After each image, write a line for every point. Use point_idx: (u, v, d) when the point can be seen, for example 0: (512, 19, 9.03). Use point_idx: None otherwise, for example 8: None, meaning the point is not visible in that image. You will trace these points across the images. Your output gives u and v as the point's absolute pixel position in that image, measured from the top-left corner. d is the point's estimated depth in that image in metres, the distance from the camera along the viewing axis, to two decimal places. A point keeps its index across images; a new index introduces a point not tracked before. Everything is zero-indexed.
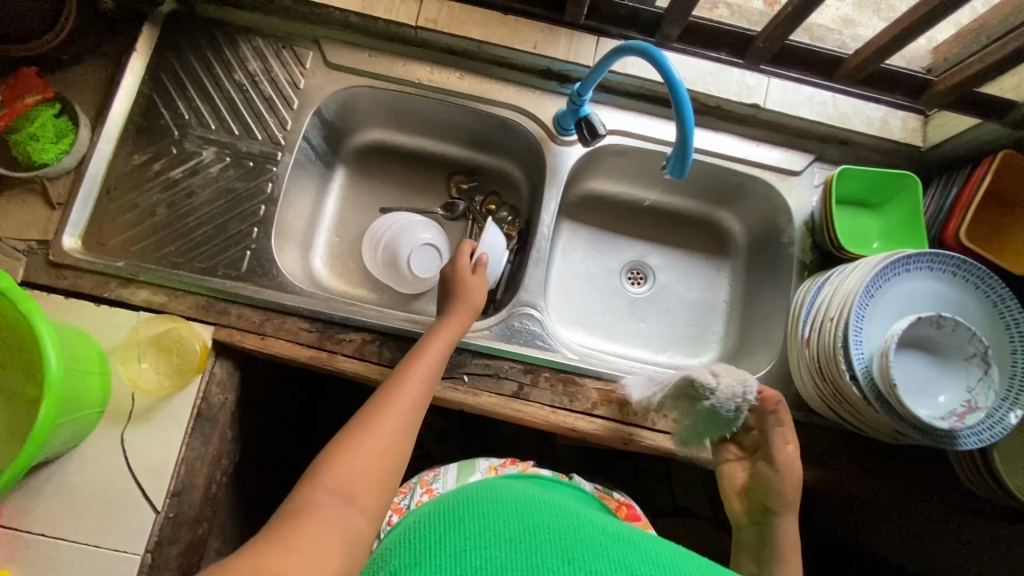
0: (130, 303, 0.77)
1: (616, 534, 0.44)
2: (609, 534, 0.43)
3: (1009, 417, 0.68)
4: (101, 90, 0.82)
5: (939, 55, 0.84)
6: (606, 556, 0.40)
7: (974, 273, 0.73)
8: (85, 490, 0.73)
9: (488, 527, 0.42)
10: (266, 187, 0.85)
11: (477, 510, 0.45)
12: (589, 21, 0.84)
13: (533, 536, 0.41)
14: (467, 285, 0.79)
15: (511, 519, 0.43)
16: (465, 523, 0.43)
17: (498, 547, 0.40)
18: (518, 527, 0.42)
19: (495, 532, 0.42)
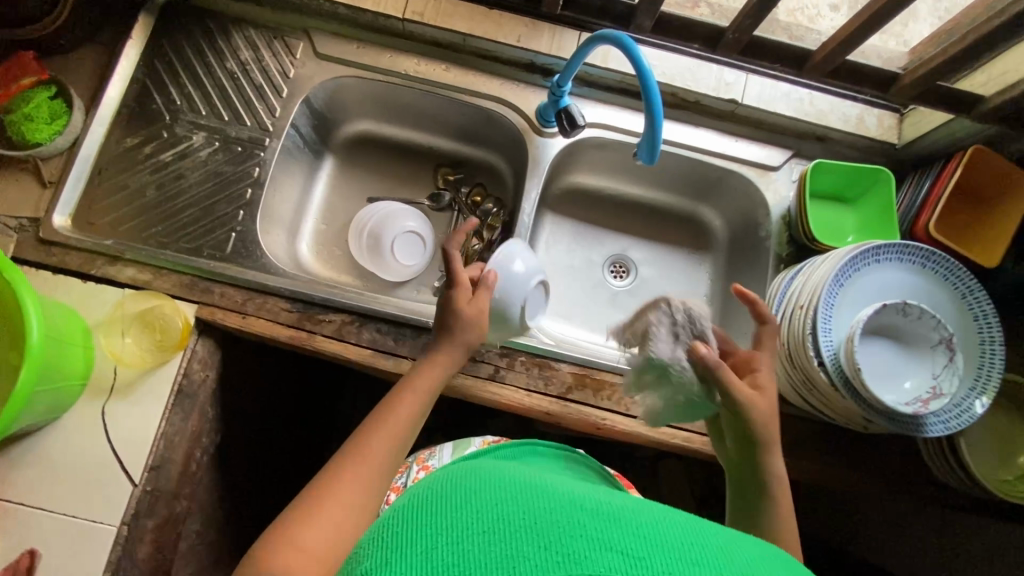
0: (116, 281, 0.79)
1: (614, 510, 0.36)
2: (605, 510, 0.36)
3: (973, 405, 0.70)
4: (97, 75, 0.85)
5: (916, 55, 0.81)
6: (604, 543, 0.32)
7: (944, 264, 0.74)
8: (65, 462, 0.74)
9: (465, 520, 0.35)
10: (253, 171, 0.87)
11: (455, 497, 0.38)
12: (567, 12, 0.86)
13: (518, 525, 0.34)
14: (462, 312, 0.65)
15: (492, 506, 0.36)
16: (438, 515, 0.36)
17: (475, 544, 0.33)
18: (501, 515, 0.35)
19: (472, 526, 0.34)
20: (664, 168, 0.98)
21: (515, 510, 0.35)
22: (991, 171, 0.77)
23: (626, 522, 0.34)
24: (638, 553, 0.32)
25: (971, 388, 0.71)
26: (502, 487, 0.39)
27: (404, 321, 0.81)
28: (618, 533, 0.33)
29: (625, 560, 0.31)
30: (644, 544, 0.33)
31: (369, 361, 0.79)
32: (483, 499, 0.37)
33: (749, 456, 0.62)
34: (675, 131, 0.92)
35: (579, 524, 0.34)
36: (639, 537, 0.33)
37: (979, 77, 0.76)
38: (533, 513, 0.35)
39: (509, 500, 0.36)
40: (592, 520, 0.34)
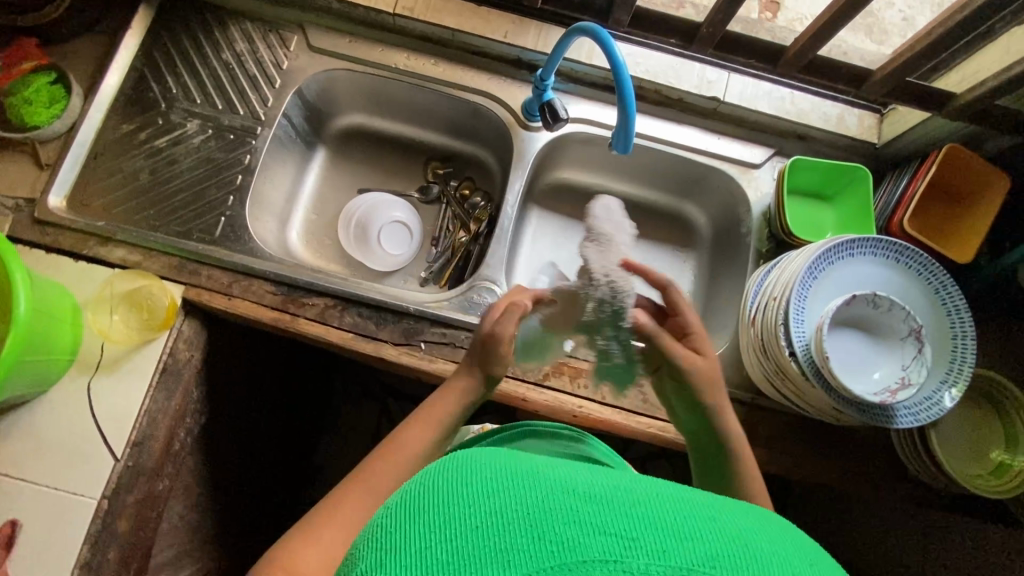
0: (106, 261, 0.81)
1: (610, 486, 0.30)
2: (599, 486, 0.30)
3: (942, 399, 0.71)
4: (96, 63, 0.88)
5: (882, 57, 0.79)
6: (596, 526, 0.27)
7: (917, 259, 0.75)
8: (50, 435, 0.76)
9: (444, 509, 0.29)
10: (244, 158, 0.89)
11: (436, 482, 0.32)
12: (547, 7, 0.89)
13: (502, 509, 0.28)
14: (486, 337, 0.69)
15: (475, 492, 0.30)
16: (415, 507, 0.30)
17: (457, 537, 0.27)
18: (484, 500, 0.29)
19: (452, 519, 0.28)
20: (649, 164, 0.99)
21: (499, 492, 0.29)
22: (966, 169, 0.78)
23: (621, 499, 0.29)
24: (631, 533, 0.27)
25: (941, 381, 0.72)
26: (487, 462, 0.33)
27: (385, 306, 0.83)
28: (612, 514, 0.28)
29: (617, 543, 0.27)
30: (640, 523, 0.28)
31: (350, 344, 0.81)
32: (464, 481, 0.31)
33: (703, 417, 0.69)
34: (658, 127, 0.93)
35: (570, 506, 0.28)
36: (636, 517, 0.28)
37: (954, 76, 0.77)
38: (518, 495, 0.29)
39: (493, 483, 0.30)
40: (586, 502, 0.29)
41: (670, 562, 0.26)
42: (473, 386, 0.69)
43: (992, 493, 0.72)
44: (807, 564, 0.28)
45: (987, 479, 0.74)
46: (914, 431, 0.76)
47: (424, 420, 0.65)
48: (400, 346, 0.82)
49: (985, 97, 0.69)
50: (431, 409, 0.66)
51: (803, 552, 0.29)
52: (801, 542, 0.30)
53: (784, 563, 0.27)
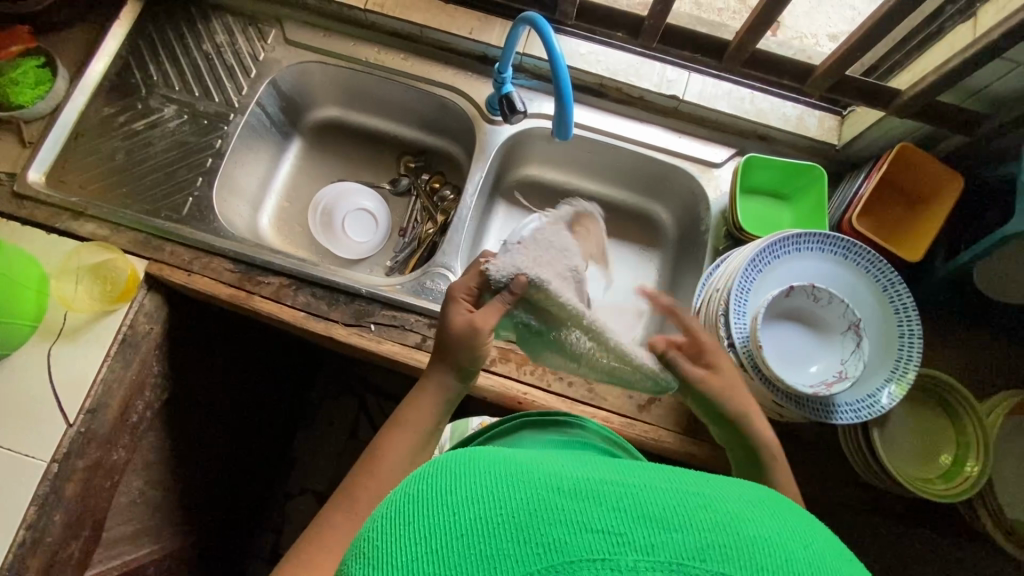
0: (76, 234, 0.85)
1: (593, 479, 0.30)
2: (583, 480, 0.30)
3: (882, 397, 0.69)
4: (84, 50, 0.93)
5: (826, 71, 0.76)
6: (583, 524, 0.27)
7: (864, 256, 0.74)
8: (8, 398, 0.79)
9: (434, 514, 0.29)
10: (215, 142, 0.93)
11: (421, 487, 0.31)
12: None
13: (487, 513, 0.28)
14: (451, 332, 0.64)
15: (462, 496, 0.29)
16: (403, 514, 0.30)
17: (448, 546, 0.27)
18: (470, 505, 0.29)
19: (441, 529, 0.28)
20: (614, 163, 1.00)
21: (485, 494, 0.29)
22: (918, 167, 0.77)
23: (607, 492, 0.29)
24: (618, 529, 0.27)
25: (884, 379, 0.70)
26: (472, 462, 0.32)
27: (338, 287, 0.84)
28: (598, 511, 0.28)
29: (605, 540, 0.27)
30: (629, 518, 0.28)
31: (301, 322, 0.83)
32: (452, 482, 0.30)
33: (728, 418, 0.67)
34: (619, 124, 0.95)
35: (555, 505, 0.28)
36: (622, 511, 0.28)
37: (904, 76, 0.77)
38: (503, 496, 0.29)
39: (481, 482, 0.30)
40: (571, 498, 0.29)
41: (658, 557, 0.26)
42: (447, 383, 0.65)
43: (940, 497, 0.69)
44: (801, 548, 0.28)
45: (935, 483, 0.72)
46: (858, 431, 0.73)
47: (404, 428, 0.63)
48: (351, 326, 0.83)
49: (927, 92, 0.69)
50: (408, 413, 0.64)
51: (794, 532, 0.30)
52: (794, 519, 0.31)
53: (776, 550, 0.28)
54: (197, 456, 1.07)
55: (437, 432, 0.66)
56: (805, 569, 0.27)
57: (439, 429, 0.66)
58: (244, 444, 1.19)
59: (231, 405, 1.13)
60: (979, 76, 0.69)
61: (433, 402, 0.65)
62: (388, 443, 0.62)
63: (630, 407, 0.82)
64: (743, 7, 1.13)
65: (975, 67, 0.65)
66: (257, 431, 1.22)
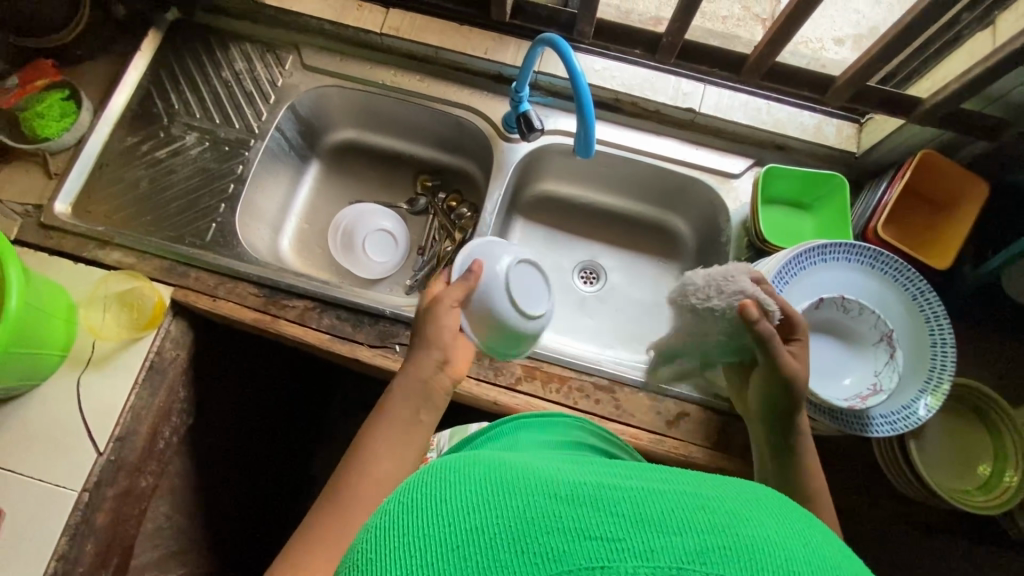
0: (102, 262, 0.86)
1: (590, 484, 0.31)
2: (580, 486, 0.31)
3: (918, 408, 0.68)
4: (107, 81, 0.95)
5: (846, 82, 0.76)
6: (582, 530, 0.28)
7: (891, 265, 0.73)
8: (38, 428, 0.79)
9: (429, 526, 0.30)
10: (237, 168, 0.94)
11: (416, 498, 0.32)
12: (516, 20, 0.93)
13: (483, 522, 0.29)
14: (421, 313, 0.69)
15: (456, 506, 0.30)
16: (399, 525, 0.31)
17: (444, 558, 0.28)
18: (466, 516, 0.30)
19: (436, 541, 0.29)
20: (631, 177, 1.00)
21: (481, 504, 0.30)
22: (942, 174, 0.77)
23: (604, 498, 0.29)
24: (616, 535, 0.28)
25: (919, 390, 0.69)
26: (466, 473, 0.33)
27: (363, 309, 0.85)
28: (595, 516, 0.28)
29: (603, 547, 0.27)
30: (626, 523, 0.28)
31: (326, 346, 0.83)
32: (446, 493, 0.32)
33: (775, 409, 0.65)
34: (636, 138, 0.95)
35: (551, 512, 0.29)
36: (620, 517, 0.28)
37: (924, 84, 0.78)
38: (498, 505, 0.30)
39: (475, 492, 0.31)
40: (567, 504, 0.29)
41: (657, 562, 0.27)
42: (427, 362, 0.65)
43: (985, 510, 0.68)
44: (802, 547, 0.28)
45: (976, 495, 0.70)
46: (894, 444, 0.72)
47: (391, 416, 0.62)
48: (376, 348, 0.83)
49: (950, 100, 0.69)
50: (394, 400, 0.63)
51: (795, 532, 0.30)
52: (794, 519, 0.31)
53: (775, 549, 0.28)
54: (221, 479, 1.07)
55: (418, 428, 0.63)
56: (805, 569, 0.27)
57: (415, 424, 0.63)
58: (267, 464, 1.19)
59: (253, 425, 1.13)
60: (998, 85, 0.68)
61: (415, 386, 0.64)
62: (375, 429, 0.61)
63: (658, 423, 0.81)
64: (747, 14, 1.14)
65: (1001, 74, 0.65)
66: (279, 452, 1.22)
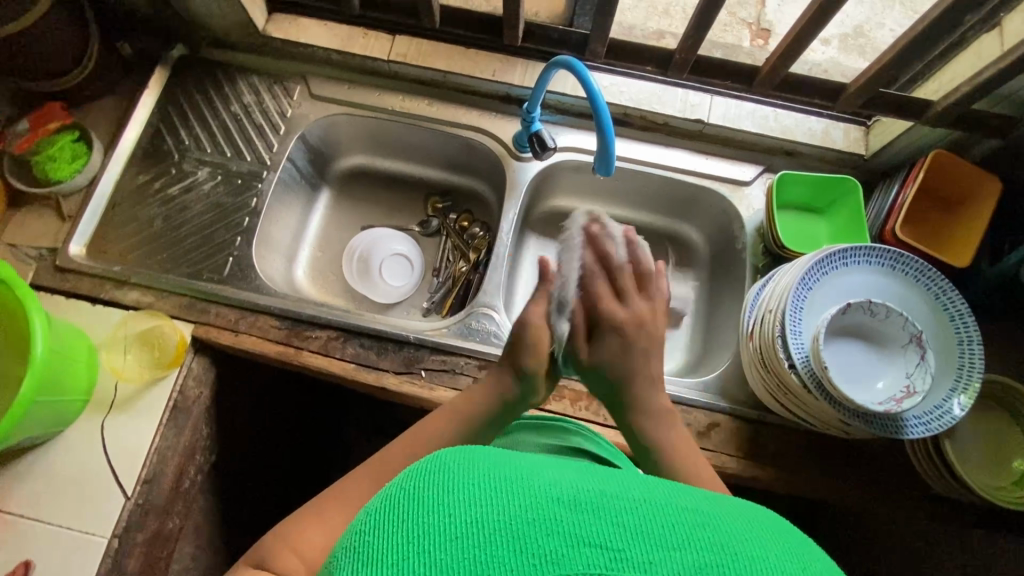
0: (121, 303, 0.85)
1: (594, 491, 0.32)
2: (584, 492, 0.32)
3: (952, 407, 0.68)
4: (116, 120, 0.95)
5: (858, 85, 0.77)
6: (581, 538, 0.29)
7: (912, 266, 0.74)
8: (64, 475, 0.78)
9: (429, 514, 0.31)
10: (251, 201, 0.94)
11: (419, 485, 0.34)
12: (526, 43, 0.93)
13: (483, 517, 0.30)
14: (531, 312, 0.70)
15: (457, 498, 0.32)
16: (398, 512, 0.32)
17: (440, 548, 0.29)
18: (466, 508, 0.31)
19: (437, 530, 0.30)
20: (642, 190, 1.00)
21: (483, 500, 0.31)
22: (955, 174, 0.78)
23: (605, 507, 0.31)
24: (616, 545, 0.29)
25: (950, 389, 0.69)
26: (467, 467, 0.34)
27: (385, 336, 0.84)
28: (598, 524, 0.30)
29: (603, 555, 0.29)
30: (627, 535, 0.30)
31: (352, 375, 0.82)
32: (447, 484, 0.33)
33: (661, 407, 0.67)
34: (646, 151, 0.96)
35: (555, 517, 0.30)
36: (621, 528, 0.30)
37: (931, 86, 0.79)
38: (500, 503, 0.31)
39: (480, 486, 0.32)
40: (570, 509, 0.31)
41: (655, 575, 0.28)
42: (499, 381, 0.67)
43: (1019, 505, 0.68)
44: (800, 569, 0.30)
45: (1010, 491, 0.70)
46: (929, 444, 0.73)
47: (450, 416, 0.64)
48: (402, 375, 0.83)
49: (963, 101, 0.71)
50: (458, 404, 0.65)
51: (794, 555, 0.31)
52: (794, 543, 0.33)
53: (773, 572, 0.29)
54: (244, 513, 1.05)
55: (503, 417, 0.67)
56: None
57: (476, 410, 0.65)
58: (288, 497, 1.18)
59: (272, 456, 1.12)
60: (1013, 83, 0.70)
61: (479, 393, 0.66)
62: (427, 428, 0.63)
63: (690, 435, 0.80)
64: (733, 19, 1.16)
65: (1015, 74, 0.66)
66: (301, 483, 1.21)
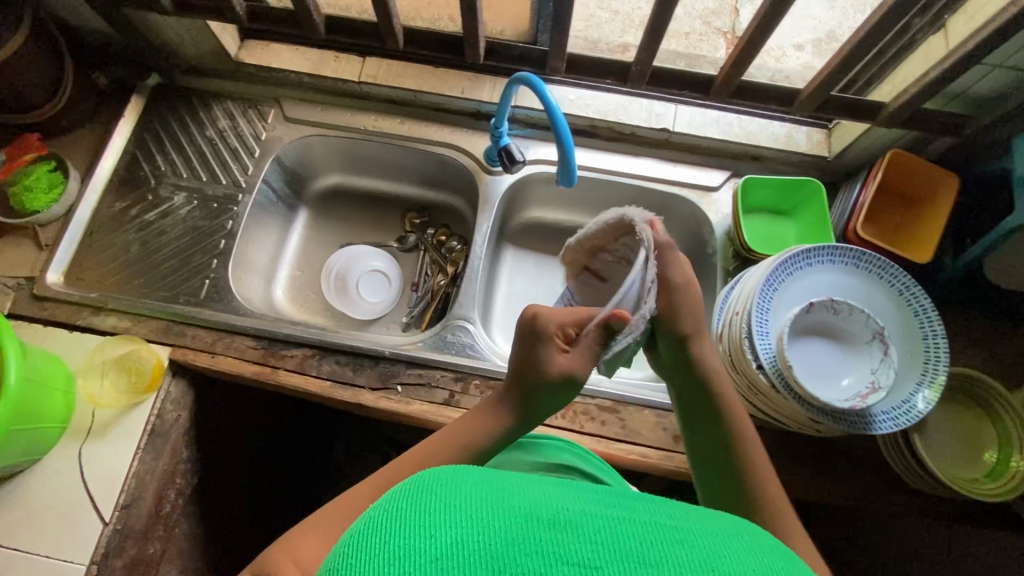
0: (98, 329, 0.86)
1: (571, 510, 0.35)
2: (561, 511, 0.35)
3: (917, 401, 0.69)
4: (93, 149, 0.96)
5: (811, 89, 0.79)
6: (560, 555, 0.32)
7: (876, 263, 0.75)
8: (41, 504, 0.78)
9: (410, 530, 0.33)
10: (227, 224, 0.95)
11: (398, 507, 0.35)
12: (489, 61, 0.93)
13: (468, 540, 0.32)
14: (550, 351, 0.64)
15: (439, 518, 0.33)
16: (380, 532, 0.33)
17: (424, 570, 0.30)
18: (449, 529, 0.33)
19: (418, 547, 0.31)
20: (614, 199, 1.01)
21: (463, 521, 0.33)
22: (913, 172, 0.80)
23: (583, 525, 0.34)
24: (595, 562, 0.32)
25: (916, 383, 0.70)
26: (452, 491, 0.36)
27: (361, 352, 0.85)
28: (576, 543, 0.33)
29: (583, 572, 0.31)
30: (603, 550, 0.32)
31: (328, 393, 0.83)
32: (431, 507, 0.34)
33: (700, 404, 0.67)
34: (614, 161, 0.97)
35: (535, 537, 0.33)
36: (598, 544, 0.33)
37: (884, 88, 0.82)
38: (479, 523, 0.33)
39: (462, 504, 0.35)
40: (548, 528, 0.33)
41: None
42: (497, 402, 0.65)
43: (992, 496, 0.68)
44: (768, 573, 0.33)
45: (984, 483, 0.70)
46: (899, 438, 0.73)
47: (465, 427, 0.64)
48: (378, 390, 0.83)
49: (912, 102, 0.73)
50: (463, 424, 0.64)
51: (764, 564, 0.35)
52: (771, 558, 0.35)
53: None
54: (229, 536, 1.05)
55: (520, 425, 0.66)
56: None
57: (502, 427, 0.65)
58: (276, 518, 1.17)
59: (259, 477, 1.11)
60: (960, 81, 0.72)
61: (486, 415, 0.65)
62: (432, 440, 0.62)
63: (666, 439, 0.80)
64: (708, 28, 1.18)
65: (955, 74, 0.68)
66: (290, 504, 1.20)
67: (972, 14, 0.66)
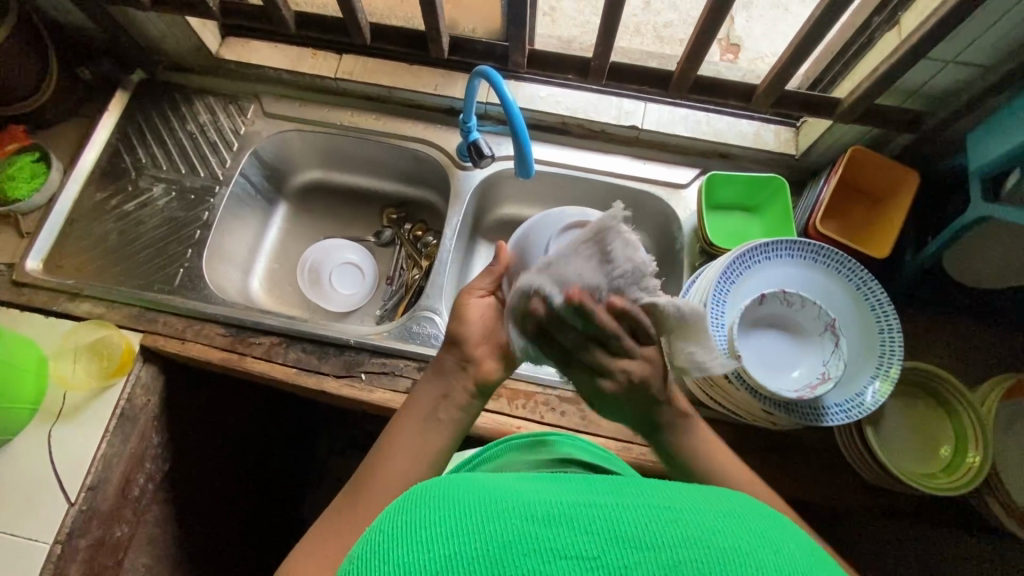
0: (73, 314, 0.88)
1: (564, 504, 0.35)
2: (555, 507, 0.35)
3: (867, 393, 0.70)
4: (76, 141, 0.99)
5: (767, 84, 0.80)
6: (559, 550, 0.32)
7: (834, 258, 0.75)
8: (8, 484, 0.79)
9: (410, 550, 0.33)
10: (203, 215, 0.97)
11: (393, 529, 0.35)
12: (454, 56, 0.95)
13: (466, 549, 0.32)
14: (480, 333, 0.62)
15: (438, 531, 0.33)
16: (381, 557, 0.33)
17: None
18: (449, 542, 0.33)
19: (417, 566, 0.32)
20: (586, 196, 1.02)
21: (462, 531, 0.33)
22: (873, 168, 0.81)
23: (576, 517, 0.34)
24: (592, 553, 0.32)
25: (871, 375, 0.71)
26: (446, 502, 0.36)
27: (327, 341, 0.86)
28: (570, 535, 0.33)
29: (581, 565, 0.31)
30: (601, 542, 0.32)
31: (293, 379, 0.84)
32: (426, 522, 0.34)
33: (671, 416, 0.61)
34: (586, 158, 0.99)
35: (530, 535, 0.33)
36: (596, 534, 0.33)
37: (845, 86, 0.82)
38: (477, 530, 0.33)
39: (459, 513, 0.35)
40: (543, 526, 0.33)
41: None
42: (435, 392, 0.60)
43: (944, 491, 0.68)
44: (771, 552, 0.33)
45: (938, 478, 0.70)
46: (852, 430, 0.73)
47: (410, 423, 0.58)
48: (343, 378, 0.85)
49: (864, 97, 0.74)
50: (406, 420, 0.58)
51: (770, 541, 0.34)
52: (766, 526, 0.35)
53: (745, 560, 0.32)
54: (204, 524, 1.06)
55: (451, 421, 0.58)
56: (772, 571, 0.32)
57: (435, 421, 0.58)
58: (253, 509, 1.18)
59: (235, 467, 1.12)
60: (912, 78, 0.73)
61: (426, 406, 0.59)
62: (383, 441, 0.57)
63: (625, 431, 0.81)
64: None
65: (901, 70, 0.69)
66: (266, 495, 1.22)
67: (921, 9, 0.67)
